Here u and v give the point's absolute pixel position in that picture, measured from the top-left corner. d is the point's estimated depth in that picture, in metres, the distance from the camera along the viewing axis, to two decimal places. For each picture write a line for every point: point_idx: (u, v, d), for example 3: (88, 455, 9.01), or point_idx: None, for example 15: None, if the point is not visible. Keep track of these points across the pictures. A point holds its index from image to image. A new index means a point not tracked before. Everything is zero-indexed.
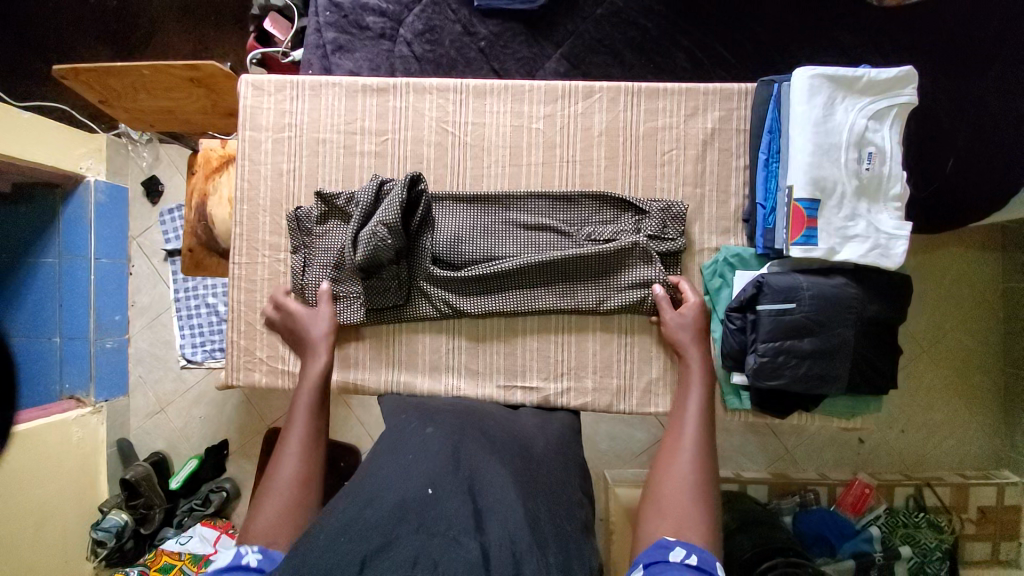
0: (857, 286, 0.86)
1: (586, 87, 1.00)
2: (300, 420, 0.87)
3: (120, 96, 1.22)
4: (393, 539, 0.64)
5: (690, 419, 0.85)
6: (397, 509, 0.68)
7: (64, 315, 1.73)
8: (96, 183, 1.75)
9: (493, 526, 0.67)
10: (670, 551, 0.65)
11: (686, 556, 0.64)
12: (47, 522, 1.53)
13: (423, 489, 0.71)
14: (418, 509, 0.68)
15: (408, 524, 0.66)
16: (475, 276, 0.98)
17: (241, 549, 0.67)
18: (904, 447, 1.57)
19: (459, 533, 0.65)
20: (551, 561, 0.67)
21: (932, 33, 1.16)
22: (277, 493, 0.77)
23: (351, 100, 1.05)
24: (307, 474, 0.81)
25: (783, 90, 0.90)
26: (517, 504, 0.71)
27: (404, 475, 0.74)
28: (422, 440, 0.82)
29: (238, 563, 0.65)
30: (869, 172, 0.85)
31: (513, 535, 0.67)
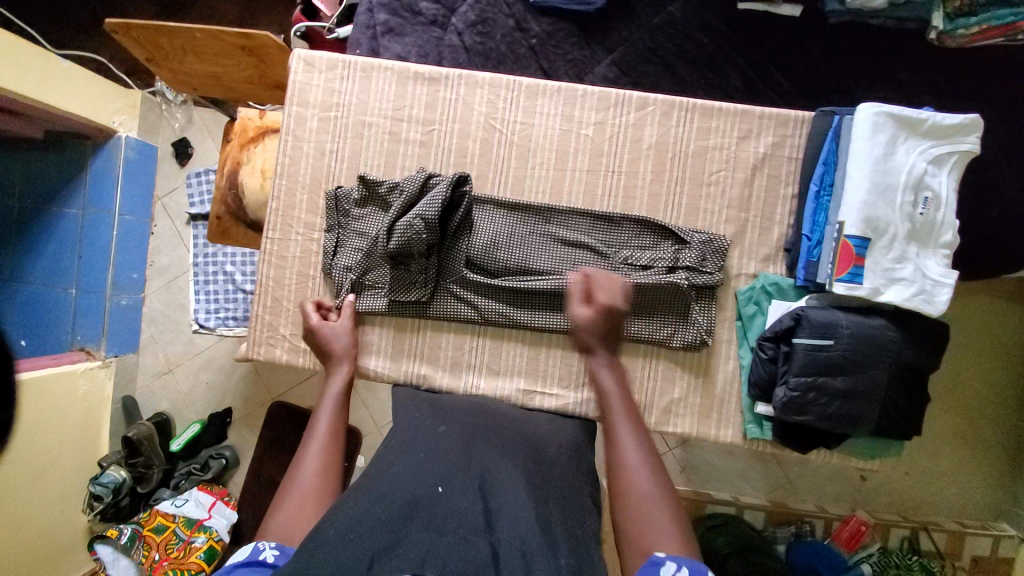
0: (895, 328, 0.85)
1: (640, 99, 0.99)
2: (323, 418, 0.85)
3: (168, 58, 1.22)
4: (402, 537, 0.62)
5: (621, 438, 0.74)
6: (408, 506, 0.67)
7: (82, 268, 1.73)
8: (128, 140, 1.75)
9: (504, 525, 0.66)
10: (661, 568, 0.56)
11: (677, 570, 0.56)
12: (47, 471, 1.53)
13: (433, 487, 0.70)
14: (429, 506, 0.67)
15: (414, 523, 0.64)
16: (508, 287, 0.97)
17: (258, 545, 0.66)
18: (904, 489, 1.56)
19: (469, 531, 0.63)
20: (563, 564, 0.64)
21: (983, 82, 1.17)
22: (296, 491, 0.73)
23: (402, 86, 1.04)
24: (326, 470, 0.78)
25: (844, 123, 0.89)
26: (528, 510, 0.70)
27: (414, 477, 0.73)
28: (435, 439, 0.81)
29: (255, 558, 0.64)
30: (923, 217, 0.85)
31: (524, 535, 0.65)
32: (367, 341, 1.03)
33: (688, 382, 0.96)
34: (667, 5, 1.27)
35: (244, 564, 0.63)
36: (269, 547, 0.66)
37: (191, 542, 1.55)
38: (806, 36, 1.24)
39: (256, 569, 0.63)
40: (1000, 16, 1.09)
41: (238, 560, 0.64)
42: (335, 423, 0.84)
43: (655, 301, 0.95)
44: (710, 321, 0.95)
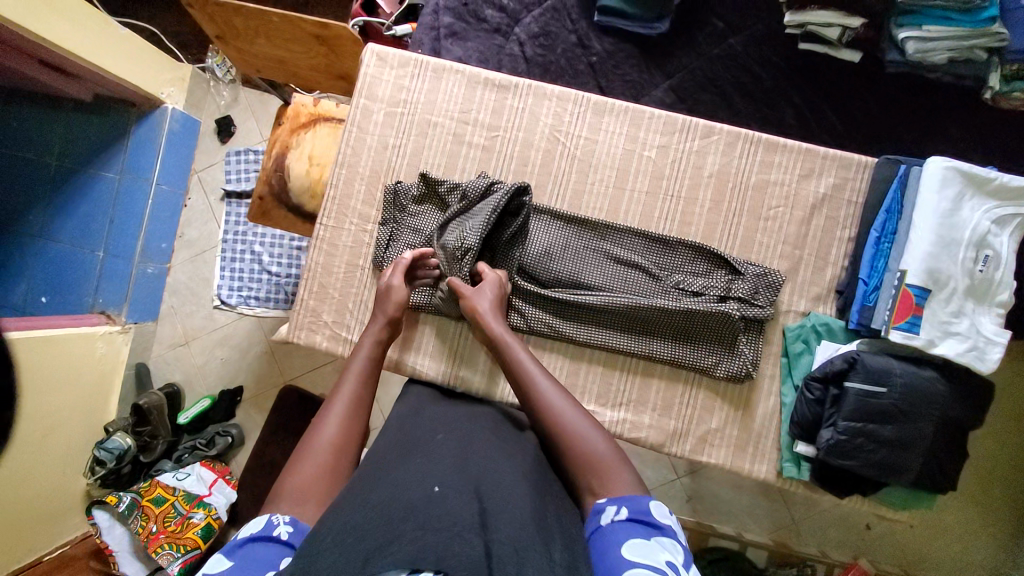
0: (945, 382, 0.85)
1: (706, 127, 1.01)
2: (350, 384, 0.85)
3: (239, 37, 1.24)
4: (395, 536, 0.57)
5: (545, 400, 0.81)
6: (406, 507, 0.62)
7: (113, 232, 1.72)
8: (173, 111, 1.76)
9: (500, 523, 0.60)
10: (603, 514, 0.68)
11: (616, 513, 0.67)
12: (55, 431, 1.51)
13: (430, 488, 0.65)
14: (425, 507, 0.62)
15: (408, 523, 0.59)
16: (557, 299, 0.97)
17: (273, 518, 0.66)
18: (907, 542, 1.54)
19: (463, 529, 0.58)
20: (557, 559, 0.59)
21: None
22: (314, 453, 0.75)
23: (470, 90, 1.05)
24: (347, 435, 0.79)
25: (911, 173, 0.90)
26: (526, 512, 0.64)
27: (415, 479, 0.68)
28: (436, 443, 0.78)
29: (267, 534, 0.65)
30: (982, 274, 0.86)
31: (522, 537, 0.59)
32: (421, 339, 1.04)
33: (727, 413, 0.97)
34: (728, 38, 1.29)
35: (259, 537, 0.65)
36: (282, 523, 0.67)
37: (190, 517, 1.54)
38: (865, 82, 1.25)
39: (272, 544, 0.64)
40: None
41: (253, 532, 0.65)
42: (360, 390, 0.85)
43: (704, 329, 0.95)
44: (756, 356, 0.95)
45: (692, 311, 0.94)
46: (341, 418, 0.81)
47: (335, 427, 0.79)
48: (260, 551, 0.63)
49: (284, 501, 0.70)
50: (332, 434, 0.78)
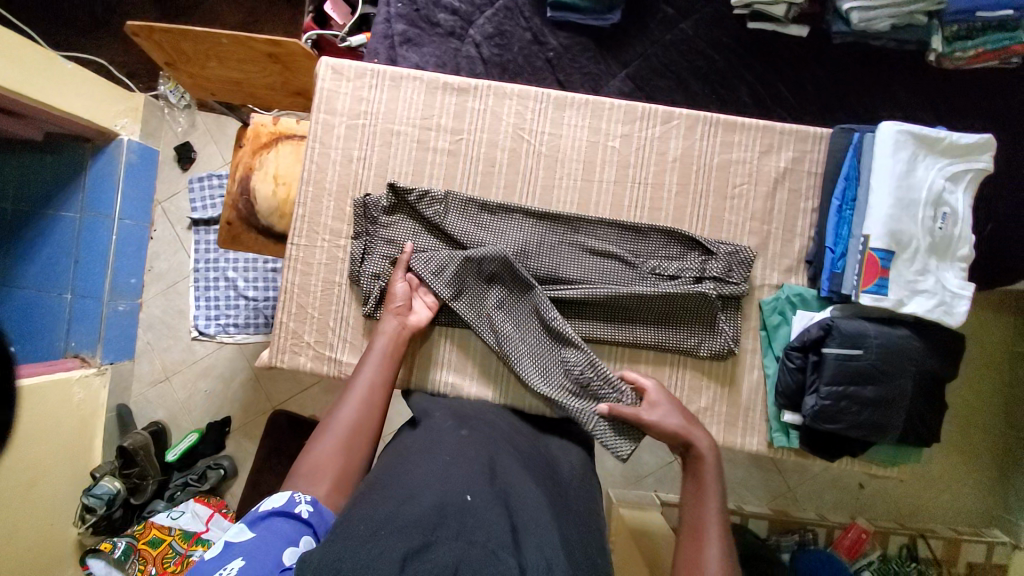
0: (918, 338, 0.88)
1: (665, 112, 1.02)
2: (369, 369, 0.90)
3: (189, 61, 1.21)
4: (433, 540, 0.61)
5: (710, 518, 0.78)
6: (437, 511, 0.66)
7: (79, 272, 1.68)
8: (129, 143, 1.72)
9: (530, 546, 0.65)
10: None
11: None
12: (39, 482, 1.46)
13: (460, 495, 0.70)
14: (458, 515, 0.66)
15: (444, 530, 0.63)
16: (544, 298, 0.98)
17: (293, 496, 0.69)
18: (901, 497, 1.59)
19: (498, 546, 0.63)
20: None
21: (982, 105, 1.22)
22: (329, 439, 0.79)
23: (430, 95, 1.05)
24: (361, 423, 0.82)
25: (864, 140, 0.93)
26: (554, 536, 0.68)
27: (436, 485, 0.71)
28: (457, 444, 0.82)
29: (290, 509, 0.67)
30: (942, 232, 0.89)
31: (550, 559, 0.64)
32: (436, 356, 1.03)
33: (713, 391, 0.98)
34: (679, 23, 1.30)
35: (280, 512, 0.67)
36: (303, 500, 0.70)
37: (189, 555, 1.50)
38: (815, 56, 1.28)
39: (292, 521, 0.67)
40: (996, 41, 1.13)
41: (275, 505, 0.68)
42: (378, 381, 0.88)
43: (684, 311, 0.97)
44: (736, 332, 0.97)
45: (669, 294, 0.95)
46: (358, 407, 0.84)
47: (352, 415, 0.83)
48: (281, 526, 0.65)
49: (296, 483, 0.74)
50: (348, 421, 0.82)
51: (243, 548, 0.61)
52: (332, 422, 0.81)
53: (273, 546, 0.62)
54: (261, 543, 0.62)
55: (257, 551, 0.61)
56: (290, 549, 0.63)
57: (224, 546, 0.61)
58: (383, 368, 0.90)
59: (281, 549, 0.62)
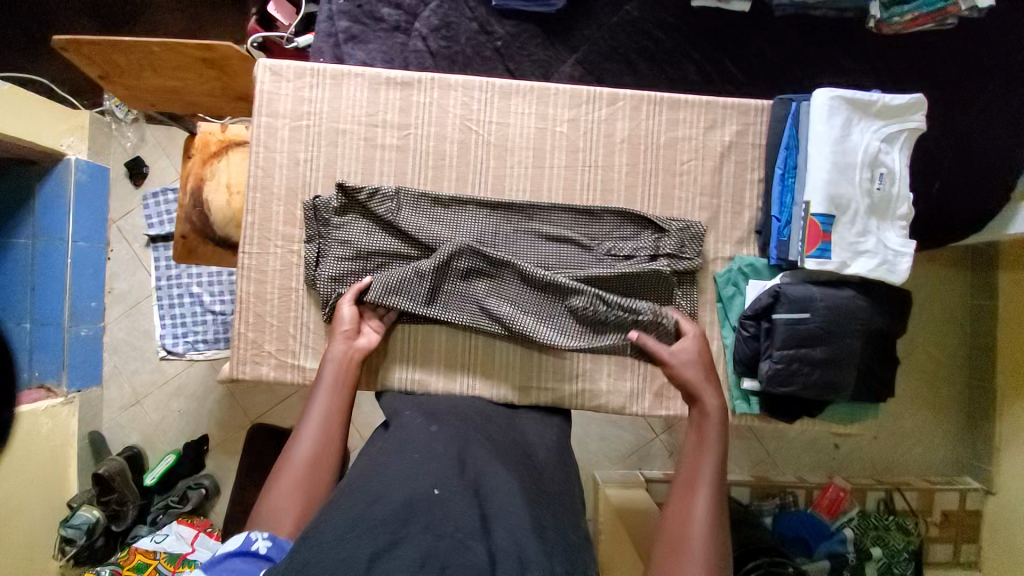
0: (864, 297, 0.90)
1: (610, 94, 1.03)
2: (321, 398, 0.88)
3: (124, 73, 1.18)
4: (401, 537, 0.61)
5: (705, 470, 0.79)
6: (405, 508, 0.66)
7: (37, 301, 1.63)
8: (77, 162, 1.66)
9: (500, 530, 0.65)
10: None
11: None
12: (13, 518, 1.42)
13: (430, 490, 0.70)
14: (427, 509, 0.67)
15: (414, 525, 0.64)
16: (511, 284, 0.99)
17: (251, 535, 0.67)
18: (876, 453, 1.64)
19: (467, 535, 0.63)
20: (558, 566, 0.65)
21: (921, 66, 1.25)
22: (286, 475, 0.77)
23: (374, 92, 1.04)
24: (319, 454, 0.81)
25: (801, 107, 0.95)
26: (524, 518, 0.69)
27: (406, 480, 0.72)
28: (427, 442, 0.81)
29: (248, 547, 0.65)
30: (880, 192, 0.92)
31: (522, 545, 0.64)
32: (398, 355, 1.03)
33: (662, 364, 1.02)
34: (624, 4, 1.31)
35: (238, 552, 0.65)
36: (262, 538, 0.67)
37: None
38: (758, 28, 1.30)
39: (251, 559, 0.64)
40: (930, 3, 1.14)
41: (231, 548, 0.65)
42: (331, 410, 0.86)
43: (640, 289, 0.98)
44: (691, 306, 0.99)
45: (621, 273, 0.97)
46: (314, 438, 0.82)
47: (309, 448, 0.81)
48: (239, 566, 0.63)
49: (257, 523, 0.71)
50: (305, 454, 0.80)
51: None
52: (289, 459, 0.79)
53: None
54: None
55: None
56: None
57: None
58: (334, 397, 0.88)
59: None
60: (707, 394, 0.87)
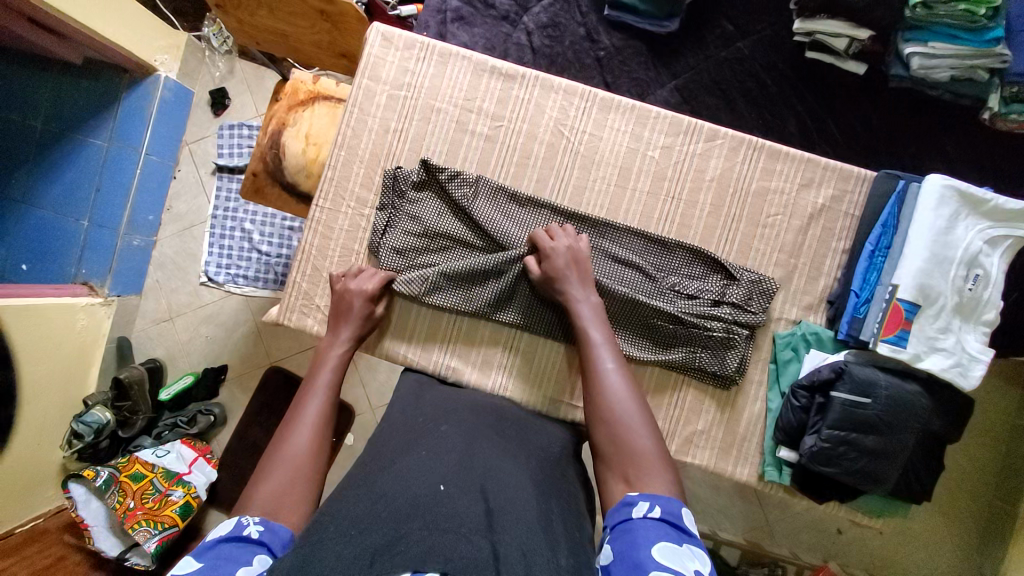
0: (927, 396, 0.87)
1: (710, 130, 1.01)
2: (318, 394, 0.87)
3: (239, 7, 1.20)
4: (402, 534, 0.61)
5: (603, 352, 0.85)
6: (410, 506, 0.66)
7: (98, 201, 1.66)
8: (167, 80, 1.72)
9: (505, 528, 0.65)
10: (634, 508, 0.67)
11: (648, 510, 0.66)
12: (32, 403, 1.47)
13: (436, 486, 0.69)
14: (430, 504, 0.66)
15: (415, 521, 0.63)
16: None
17: (242, 520, 0.67)
18: (878, 547, 1.57)
19: (471, 531, 0.62)
20: (563, 562, 0.65)
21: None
22: (284, 464, 0.77)
23: (476, 77, 1.04)
24: (319, 446, 0.81)
25: (909, 189, 0.92)
26: (529, 517, 0.69)
27: (414, 477, 0.71)
28: (439, 436, 0.81)
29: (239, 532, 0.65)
30: (971, 293, 0.87)
31: (525, 552, 0.63)
32: (436, 340, 1.04)
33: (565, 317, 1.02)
34: (736, 42, 1.28)
35: (227, 539, 0.64)
36: (253, 522, 0.67)
37: (168, 495, 1.53)
38: (867, 95, 1.26)
39: (241, 543, 0.64)
40: None
41: (220, 534, 0.64)
42: (329, 407, 0.86)
43: (701, 334, 0.95)
44: (743, 360, 0.96)
45: (680, 316, 0.95)
46: (308, 436, 0.81)
47: (304, 445, 0.80)
48: (231, 551, 0.62)
49: (254, 508, 0.70)
50: (304, 446, 0.80)
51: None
52: (286, 448, 0.78)
53: (223, 570, 0.59)
54: (210, 568, 0.58)
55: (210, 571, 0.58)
56: (244, 570, 0.59)
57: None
58: (331, 394, 0.87)
59: (232, 570, 0.59)
60: (570, 284, 0.91)
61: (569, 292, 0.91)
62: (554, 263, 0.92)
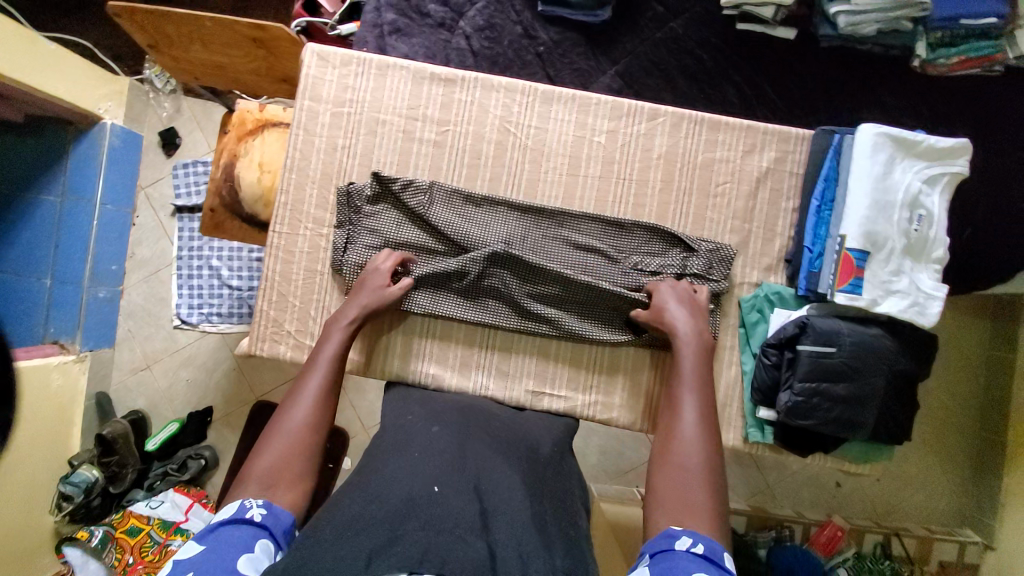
0: (890, 338, 0.89)
1: (651, 110, 1.03)
2: (323, 366, 0.88)
3: (172, 44, 1.19)
4: (401, 533, 0.63)
5: (688, 398, 0.83)
6: (405, 505, 0.68)
7: (59, 258, 1.64)
8: (112, 126, 1.69)
9: (499, 527, 0.68)
10: (678, 540, 0.65)
11: (693, 544, 0.64)
12: (16, 470, 1.44)
13: (430, 486, 0.71)
14: (426, 506, 0.68)
15: (411, 522, 0.65)
16: (545, 292, 1.00)
17: (245, 502, 0.67)
18: (878, 496, 1.62)
19: (466, 531, 0.65)
20: (559, 564, 0.66)
21: (968, 111, 1.23)
22: (282, 438, 0.78)
23: (417, 85, 1.04)
24: (315, 421, 0.81)
25: (844, 142, 0.95)
26: (524, 510, 0.72)
27: (407, 477, 0.73)
28: (429, 438, 0.81)
29: (243, 516, 0.65)
30: (917, 233, 0.90)
31: (521, 538, 0.67)
32: (409, 349, 1.04)
33: (657, 372, 1.02)
34: (669, 21, 1.31)
35: (230, 521, 0.65)
36: (256, 505, 0.67)
37: (167, 545, 1.49)
38: (801, 58, 1.29)
39: (244, 527, 0.65)
40: (977, 49, 1.16)
41: (223, 516, 0.65)
42: (329, 381, 0.86)
43: None
44: (711, 328, 0.98)
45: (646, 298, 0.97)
46: (310, 409, 0.82)
47: (305, 418, 0.81)
48: (233, 535, 0.63)
49: (250, 485, 0.71)
50: (303, 422, 0.81)
51: (194, 560, 0.58)
52: (285, 422, 0.80)
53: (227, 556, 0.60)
54: (214, 554, 0.59)
55: (212, 559, 0.59)
56: (247, 558, 0.60)
57: (171, 563, 0.57)
58: (332, 370, 0.88)
59: (236, 556, 0.60)
60: (678, 321, 0.91)
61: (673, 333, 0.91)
62: (664, 300, 0.93)
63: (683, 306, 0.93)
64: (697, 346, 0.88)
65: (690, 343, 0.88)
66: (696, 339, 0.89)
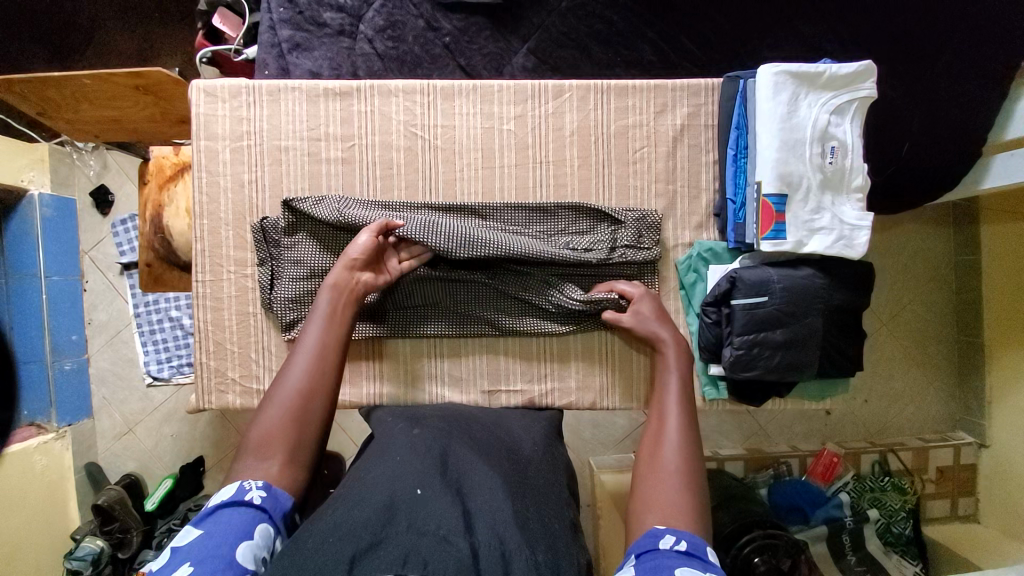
0: (823, 275, 0.90)
1: (555, 87, 1.00)
2: (316, 327, 0.84)
3: (61, 108, 1.18)
4: (381, 538, 0.62)
5: (672, 408, 0.81)
6: (387, 509, 0.66)
7: (15, 335, 1.58)
8: (42, 196, 1.60)
9: (482, 525, 0.66)
10: (660, 539, 0.64)
11: (675, 542, 0.63)
12: (17, 556, 1.43)
13: (412, 489, 0.70)
14: (407, 510, 0.67)
15: (397, 525, 0.64)
16: (472, 288, 0.99)
17: (242, 484, 0.67)
18: (870, 415, 1.63)
19: (449, 532, 0.63)
20: (540, 558, 0.65)
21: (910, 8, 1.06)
22: (280, 402, 0.76)
23: (313, 104, 1.01)
24: (312, 389, 0.79)
25: (748, 85, 0.92)
26: (505, 503, 0.70)
27: (389, 479, 0.72)
28: (410, 442, 0.80)
29: (240, 498, 0.66)
30: (833, 165, 0.90)
31: (501, 533, 0.65)
32: (358, 373, 1.02)
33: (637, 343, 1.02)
34: None
35: (228, 504, 0.65)
36: (255, 487, 0.68)
37: None
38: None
39: (243, 509, 0.65)
40: None
41: (221, 499, 0.65)
42: (327, 341, 0.84)
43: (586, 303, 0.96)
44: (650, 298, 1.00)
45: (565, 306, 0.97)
46: (306, 371, 0.80)
47: (300, 381, 0.79)
48: (231, 518, 0.63)
49: (249, 457, 0.71)
50: (297, 385, 0.78)
51: (190, 550, 0.59)
52: (281, 385, 0.78)
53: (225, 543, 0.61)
54: (215, 539, 0.60)
55: (210, 545, 0.59)
56: (246, 543, 0.61)
57: (170, 552, 0.59)
58: (328, 328, 0.84)
59: (235, 539, 0.61)
60: (662, 327, 0.91)
61: (661, 346, 0.90)
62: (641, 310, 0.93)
63: (656, 319, 0.92)
64: (681, 353, 0.88)
65: (677, 351, 0.88)
66: (676, 341, 0.90)
